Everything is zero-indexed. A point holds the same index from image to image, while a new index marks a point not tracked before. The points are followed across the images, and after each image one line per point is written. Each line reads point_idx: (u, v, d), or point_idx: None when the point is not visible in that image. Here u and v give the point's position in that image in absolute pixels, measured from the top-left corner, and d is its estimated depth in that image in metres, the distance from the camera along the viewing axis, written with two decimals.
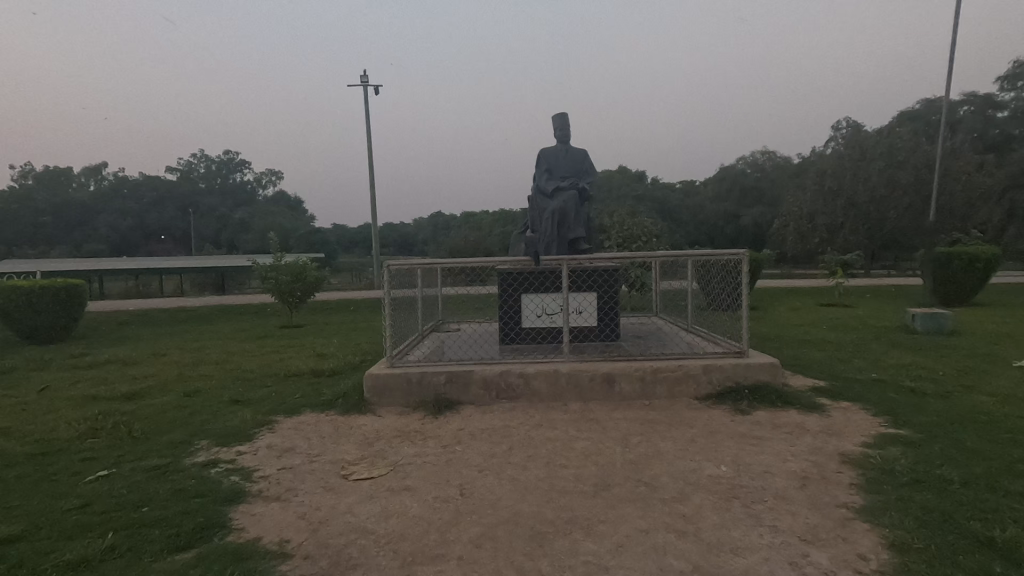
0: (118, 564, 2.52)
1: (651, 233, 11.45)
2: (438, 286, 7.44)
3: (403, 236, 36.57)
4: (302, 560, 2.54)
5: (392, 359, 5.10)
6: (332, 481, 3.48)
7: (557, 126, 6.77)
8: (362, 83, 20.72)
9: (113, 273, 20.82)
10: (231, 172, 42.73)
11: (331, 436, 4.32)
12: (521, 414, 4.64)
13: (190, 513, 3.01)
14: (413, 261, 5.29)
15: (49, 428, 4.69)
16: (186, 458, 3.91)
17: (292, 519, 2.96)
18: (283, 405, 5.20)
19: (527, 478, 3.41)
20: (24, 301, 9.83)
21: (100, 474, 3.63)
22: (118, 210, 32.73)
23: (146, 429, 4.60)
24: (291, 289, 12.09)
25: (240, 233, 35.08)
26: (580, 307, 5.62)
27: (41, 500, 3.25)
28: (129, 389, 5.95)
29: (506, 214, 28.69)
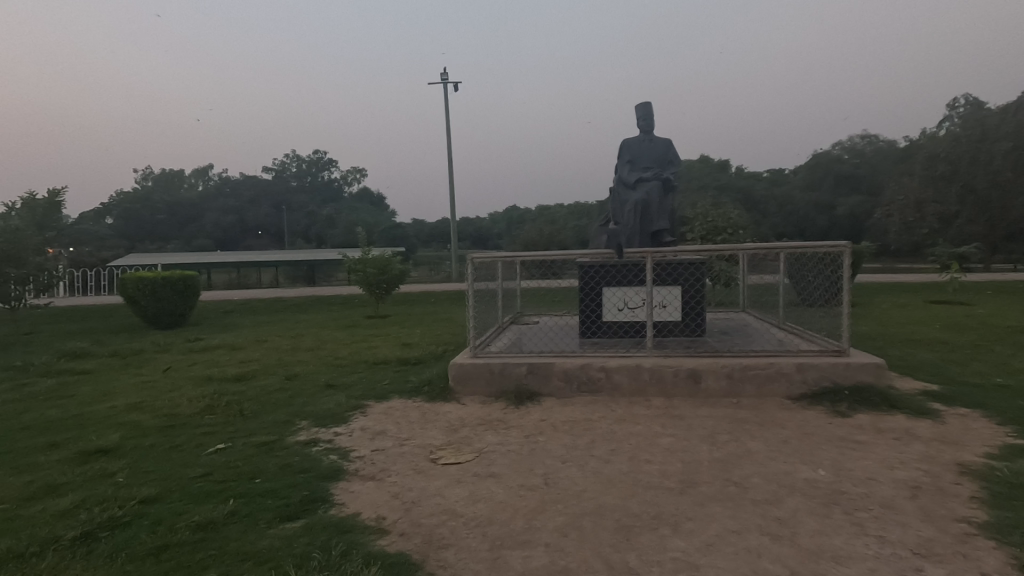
0: (238, 528, 2.79)
1: (737, 225, 10.94)
2: (518, 279, 7.53)
3: (478, 229, 37.08)
4: (397, 536, 2.69)
5: (475, 350, 5.24)
6: (421, 463, 3.65)
7: (640, 116, 6.63)
8: (442, 79, 21.30)
9: (219, 266, 22.85)
10: (319, 170, 45.14)
11: (418, 421, 4.51)
12: (602, 407, 4.62)
13: (297, 486, 3.28)
14: (495, 254, 5.38)
15: (174, 404, 5.25)
16: (290, 437, 4.23)
17: (387, 498, 3.14)
18: (373, 390, 5.49)
19: (610, 471, 3.40)
20: (150, 291, 10.98)
21: (218, 447, 4.03)
22: (222, 207, 35.56)
23: (254, 408, 5.03)
24: (377, 282, 12.69)
25: (328, 229, 37.14)
26: (664, 301, 5.47)
27: (172, 467, 3.66)
28: (238, 371, 6.53)
29: (581, 207, 28.47)
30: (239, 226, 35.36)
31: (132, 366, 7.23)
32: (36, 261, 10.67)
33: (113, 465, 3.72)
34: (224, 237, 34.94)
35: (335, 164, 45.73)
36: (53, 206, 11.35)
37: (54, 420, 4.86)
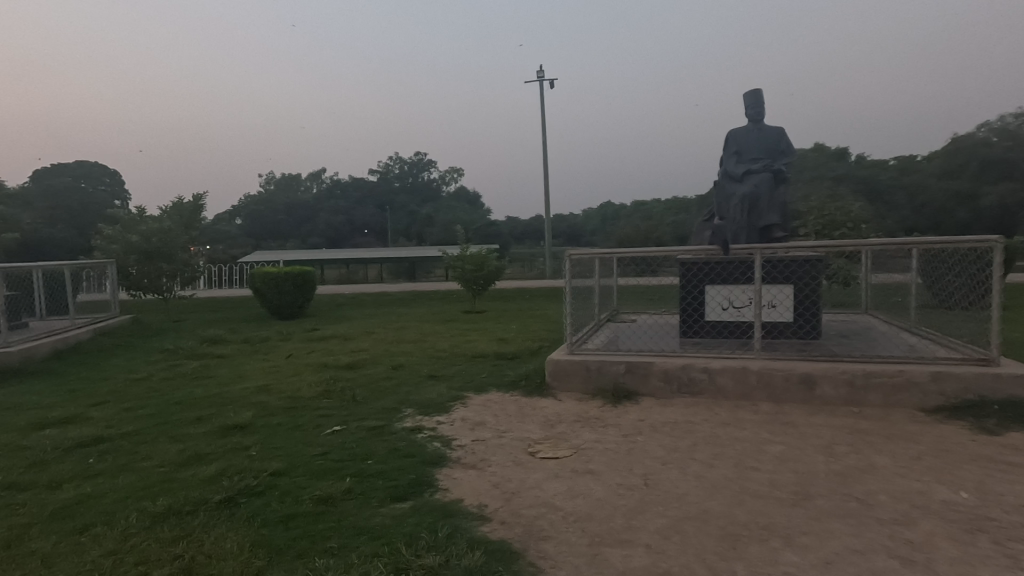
0: (354, 504, 3.03)
1: (858, 219, 9.97)
2: (615, 277, 7.43)
3: (572, 225, 36.82)
4: (498, 524, 2.77)
5: (572, 346, 5.25)
6: (520, 456, 3.73)
7: (749, 105, 6.26)
8: (539, 77, 21.45)
9: (330, 262, 24.68)
10: (420, 171, 47.07)
11: (515, 415, 4.61)
12: (704, 410, 4.44)
13: (405, 469, 3.49)
14: (593, 252, 5.36)
15: (296, 387, 5.78)
16: (397, 423, 4.51)
17: (488, 486, 3.24)
18: (472, 383, 5.68)
19: (714, 476, 3.27)
20: (274, 285, 12.09)
21: (334, 429, 4.38)
22: (333, 208, 38.27)
23: (365, 394, 5.40)
24: (474, 278, 13.06)
25: (427, 228, 38.73)
26: (773, 301, 5.15)
27: (296, 445, 4.04)
28: (349, 360, 7.04)
29: (679, 201, 27.38)
30: (348, 225, 37.87)
31: (260, 352, 8.05)
32: (183, 257, 12.17)
33: (247, 440, 4.17)
34: (335, 236, 37.63)
35: (434, 165, 47.48)
36: (196, 208, 12.85)
37: (200, 397, 5.55)
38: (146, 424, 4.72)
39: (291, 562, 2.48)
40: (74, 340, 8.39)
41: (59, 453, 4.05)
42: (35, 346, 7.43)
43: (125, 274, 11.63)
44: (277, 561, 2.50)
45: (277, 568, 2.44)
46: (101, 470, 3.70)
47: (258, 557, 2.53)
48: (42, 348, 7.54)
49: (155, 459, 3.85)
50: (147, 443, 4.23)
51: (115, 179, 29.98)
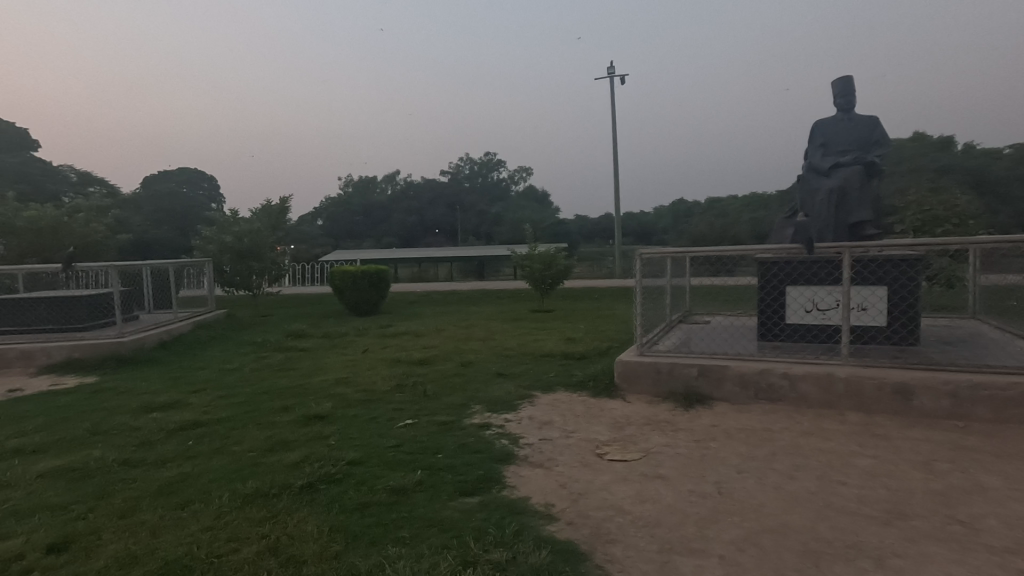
0: (426, 496, 3.12)
1: (965, 213, 9.07)
2: (688, 276, 7.19)
3: (642, 223, 36.01)
4: (565, 525, 2.76)
5: (642, 347, 5.13)
6: (587, 457, 3.69)
7: (838, 93, 5.85)
8: (609, 73, 21.15)
9: (403, 260, 25.56)
10: (489, 171, 47.60)
11: (583, 415, 4.57)
12: (784, 418, 4.21)
13: (474, 465, 3.55)
14: (665, 250, 5.21)
15: (371, 381, 6.03)
16: (466, 419, 4.59)
17: (555, 486, 3.24)
18: (540, 382, 5.69)
19: (795, 488, 3.09)
20: (352, 283, 12.67)
21: (407, 422, 4.53)
22: (406, 208, 39.51)
23: (435, 390, 5.55)
24: (543, 276, 13.07)
25: (496, 227, 39.21)
26: (864, 303, 4.81)
27: (371, 436, 4.22)
28: (421, 356, 7.26)
29: (758, 197, 26.06)
30: (420, 225, 39.10)
31: (339, 347, 8.47)
32: (271, 256, 13.01)
33: (326, 430, 4.40)
34: (408, 236, 38.94)
35: (503, 165, 47.87)
36: (282, 210, 13.70)
37: (284, 387, 5.92)
38: (238, 411, 5.09)
39: (367, 548, 2.59)
40: (176, 332, 9.20)
41: (164, 435, 4.45)
42: (145, 337, 8.21)
43: (220, 272, 12.59)
44: (353, 546, 2.62)
45: (354, 552, 2.56)
46: (198, 452, 4.04)
47: (336, 541, 2.66)
48: (151, 338, 8.31)
49: (246, 444, 4.15)
50: (238, 429, 4.56)
51: (212, 184, 32.61)
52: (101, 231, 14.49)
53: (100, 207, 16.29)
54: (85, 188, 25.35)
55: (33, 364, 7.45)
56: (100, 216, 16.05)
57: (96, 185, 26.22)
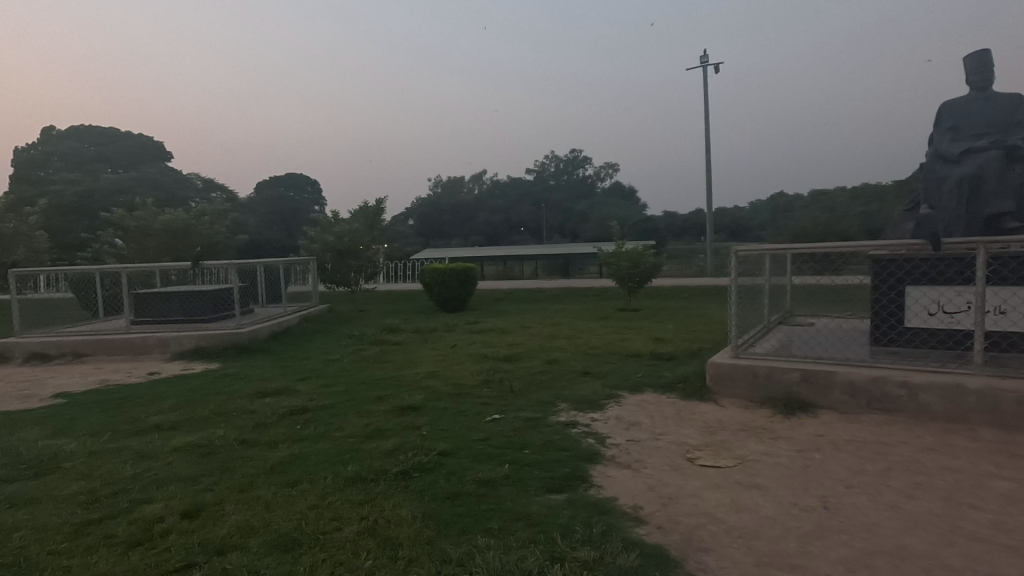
0: (513, 490, 3.17)
1: None
2: (789, 274, 6.74)
3: (737, 219, 34.19)
4: (654, 528, 2.69)
5: (738, 349, 4.88)
6: (678, 461, 3.57)
7: (970, 71, 5.25)
8: (702, 62, 20.26)
9: (490, 258, 26.07)
10: (575, 168, 47.15)
11: (673, 418, 4.43)
12: (901, 431, 3.83)
13: (561, 462, 3.56)
14: (763, 248, 4.90)
15: (460, 375, 6.22)
16: (552, 416, 4.61)
17: (643, 488, 3.17)
18: (627, 382, 5.58)
19: (914, 508, 2.81)
20: (441, 281, 13.11)
21: (494, 416, 4.63)
22: (492, 207, 40.18)
23: (522, 386, 5.62)
24: (630, 275, 12.79)
25: (582, 225, 38.91)
26: (1003, 306, 4.27)
27: (461, 428, 4.36)
28: (507, 353, 7.36)
29: (871, 188, 23.83)
30: (505, 224, 39.67)
31: (429, 341, 8.81)
32: (367, 255, 13.77)
33: (418, 420, 4.59)
34: (494, 234, 39.62)
35: (588, 162, 47.24)
36: (378, 211, 14.44)
37: (380, 378, 6.25)
38: (339, 399, 5.45)
39: (457, 536, 2.69)
40: (285, 325, 9.99)
41: (275, 419, 4.86)
42: (258, 329, 8.98)
43: (323, 269, 13.52)
44: (444, 533, 2.73)
45: (445, 540, 2.66)
46: (305, 436, 4.37)
47: (428, 527, 2.78)
48: (264, 330, 9.10)
49: (346, 430, 4.44)
50: (339, 416, 4.89)
51: (316, 188, 35.08)
52: (222, 232, 16.05)
53: (222, 210, 18.04)
54: (209, 194, 28.22)
55: (168, 350, 8.41)
56: (221, 219, 17.77)
57: (218, 191, 29.06)
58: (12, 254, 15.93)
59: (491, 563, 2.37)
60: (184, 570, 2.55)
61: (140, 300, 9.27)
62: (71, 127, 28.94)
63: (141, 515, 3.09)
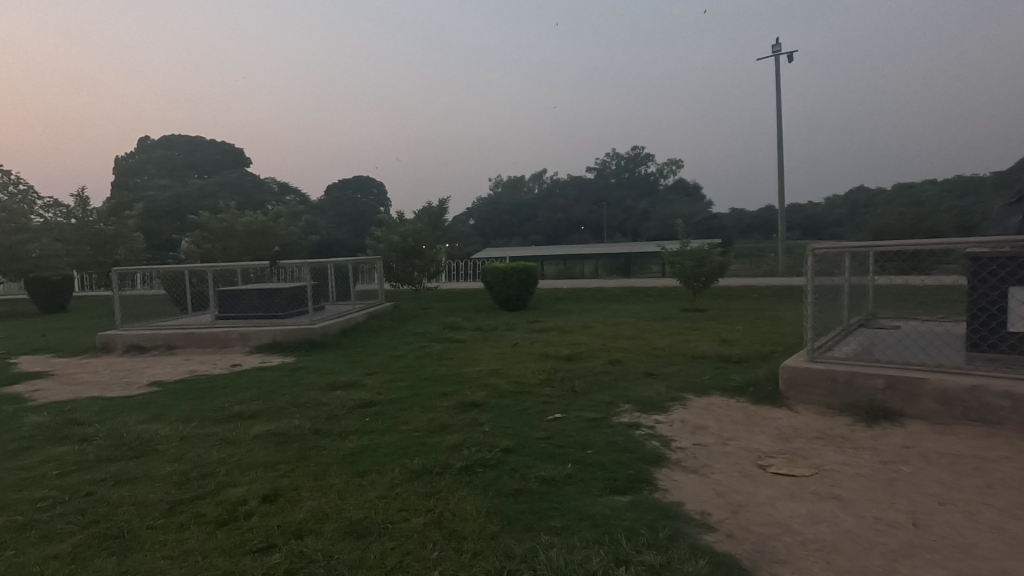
0: (576, 489, 3.16)
1: None
2: (872, 273, 6.31)
3: (811, 216, 32.40)
4: (723, 536, 2.60)
5: (814, 353, 4.63)
6: (748, 468, 3.43)
7: None
8: (775, 50, 19.32)
9: (550, 257, 26.02)
10: (636, 165, 46.21)
11: (742, 423, 4.26)
12: (1002, 445, 3.51)
13: (624, 463, 3.50)
14: (843, 245, 4.62)
15: (522, 373, 6.25)
16: (615, 417, 4.55)
17: (711, 494, 3.06)
18: (693, 384, 5.41)
19: (1019, 530, 2.57)
20: (502, 280, 13.22)
21: (556, 415, 4.62)
22: (552, 207, 40.09)
23: (583, 386, 5.57)
24: (696, 274, 12.38)
25: (644, 223, 38.11)
26: None
27: (522, 426, 4.38)
28: (568, 352, 7.33)
29: (965, 180, 21.91)
30: (565, 222, 39.47)
31: (491, 339, 8.91)
32: (431, 254, 14.11)
33: (481, 417, 4.65)
34: (554, 233, 39.48)
35: (650, 159, 46.18)
36: (441, 211, 14.76)
37: (444, 375, 6.39)
38: (405, 393, 5.63)
39: (521, 533, 2.71)
40: (353, 321, 10.40)
41: (346, 411, 5.08)
42: (329, 325, 9.41)
43: (389, 268, 13.96)
44: (508, 529, 2.75)
45: (509, 535, 2.69)
46: (373, 428, 4.54)
47: (492, 522, 2.82)
48: (334, 326, 9.52)
49: (412, 424, 4.57)
50: (406, 410, 5.04)
51: (382, 189, 36.28)
52: (296, 233, 16.92)
53: (295, 212, 19.00)
54: (284, 196, 29.82)
55: (248, 344, 8.96)
56: (295, 220, 18.72)
57: (292, 194, 30.64)
58: (114, 254, 17.51)
59: (556, 561, 2.37)
60: (266, 550, 2.72)
61: (223, 296, 9.93)
62: (164, 138, 31.37)
63: (227, 497, 3.32)
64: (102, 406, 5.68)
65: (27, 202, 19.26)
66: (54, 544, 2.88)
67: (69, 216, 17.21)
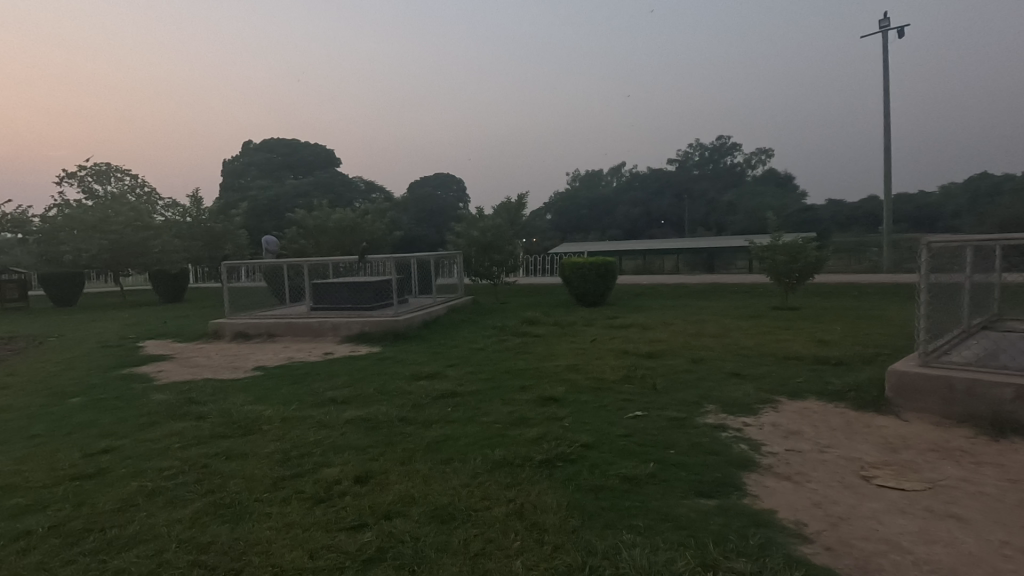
0: (659, 489, 3.09)
1: None
2: (999, 270, 5.64)
3: (921, 206, 29.50)
4: (822, 549, 2.44)
5: (926, 357, 4.23)
6: (850, 479, 3.19)
7: None
8: (882, 26, 17.71)
9: (629, 252, 25.50)
10: (722, 156, 44.06)
11: (842, 430, 3.97)
12: None
13: (710, 466, 3.37)
14: (965, 238, 4.15)
15: (601, 370, 6.18)
16: (699, 417, 4.39)
17: (808, 504, 2.88)
18: (785, 386, 5.11)
19: None
20: (580, 275, 13.13)
21: (636, 413, 4.53)
22: (631, 200, 39.20)
23: (665, 384, 5.42)
24: (789, 270, 11.65)
25: (729, 217, 36.39)
26: None
27: (602, 422, 4.33)
28: (649, 349, 7.15)
29: None
30: (645, 216, 38.51)
31: (569, 335, 8.88)
32: (509, 249, 14.27)
33: (560, 412, 4.66)
34: (633, 227, 38.61)
35: (737, 149, 43.86)
36: (519, 206, 14.89)
37: (523, 369, 6.46)
38: (485, 386, 5.75)
39: (602, 529, 2.69)
40: (435, 315, 10.75)
41: (429, 400, 5.27)
42: (412, 318, 9.78)
43: (469, 262, 14.26)
44: (589, 525, 2.74)
45: (590, 531, 2.68)
46: (455, 418, 4.67)
47: (573, 517, 2.82)
48: (417, 318, 9.88)
49: (492, 416, 4.66)
50: (486, 402, 5.15)
51: (461, 186, 37.11)
52: (382, 229, 17.72)
53: (381, 209, 19.87)
54: (371, 194, 31.30)
55: (339, 334, 9.51)
56: (380, 217, 19.59)
57: (377, 193, 32.05)
58: (223, 249, 19.17)
59: (639, 561, 2.34)
60: (358, 528, 2.88)
61: (317, 289, 10.60)
62: (264, 141, 33.79)
63: (323, 476, 3.55)
64: (214, 387, 6.26)
65: (152, 203, 21.51)
66: (177, 510, 3.22)
67: (185, 215, 19.04)
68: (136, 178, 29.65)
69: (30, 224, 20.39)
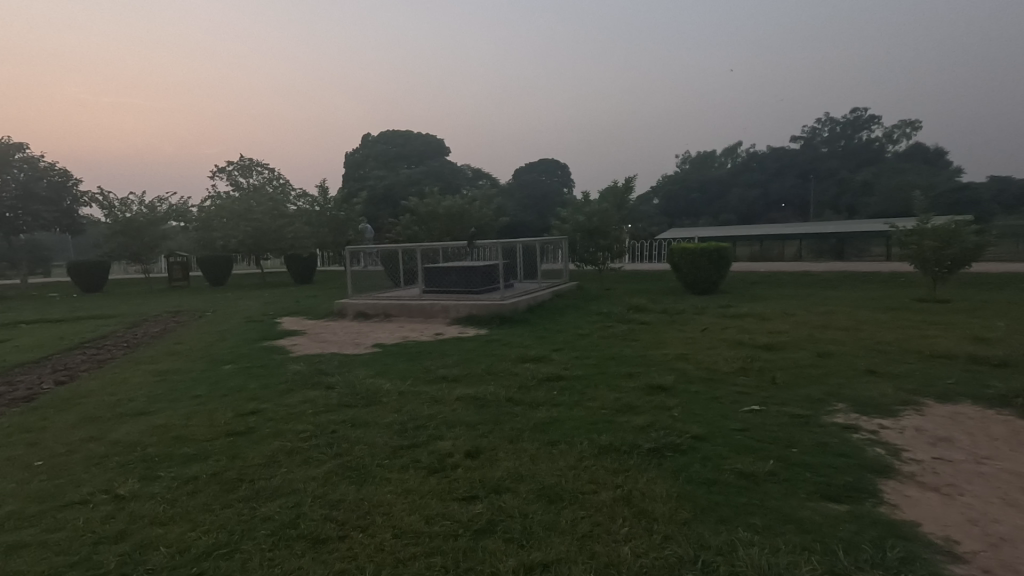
0: (779, 489, 2.90)
1: None
2: None
3: None
4: (978, 572, 2.16)
5: None
6: (1015, 496, 2.78)
7: None
8: None
9: (744, 238, 23.88)
10: (856, 130, 39.56)
11: (1006, 441, 3.45)
12: None
13: (839, 469, 3.10)
14: None
15: (713, 360, 5.90)
16: (826, 416, 4.04)
17: (960, 519, 2.56)
18: (932, 388, 4.54)
19: None
20: (691, 261, 12.56)
21: (753, 407, 4.27)
22: (747, 182, 36.63)
23: (786, 378, 5.06)
24: (937, 257, 10.28)
25: (864, 198, 32.72)
26: None
27: (714, 415, 4.14)
28: (768, 340, 6.68)
29: None
30: (763, 200, 35.81)
31: (679, 323, 8.56)
32: (615, 234, 13.98)
33: (669, 401, 4.51)
34: (749, 211, 36.09)
35: (875, 122, 39.15)
36: (627, 190, 14.51)
37: (629, 356, 6.34)
38: (591, 371, 5.73)
39: (716, 524, 2.58)
40: (540, 299, 10.85)
41: (536, 383, 5.36)
42: (518, 302, 9.95)
43: (574, 248, 14.17)
44: (701, 518, 2.65)
45: (702, 525, 2.58)
46: (561, 402, 4.70)
47: (684, 508, 2.74)
48: (523, 303, 10.04)
49: (599, 401, 4.64)
50: (592, 387, 5.12)
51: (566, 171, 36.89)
52: (489, 215, 18.14)
53: (488, 196, 20.33)
54: (478, 181, 32.15)
55: (449, 316, 9.95)
56: (487, 203, 20.05)
57: (484, 180, 32.80)
58: (346, 235, 20.75)
59: (757, 560, 2.23)
60: (470, 499, 3.02)
61: (429, 272, 11.14)
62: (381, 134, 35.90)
63: (437, 448, 3.76)
64: (340, 361, 6.85)
65: (286, 193, 23.79)
66: (312, 468, 3.59)
67: (314, 204, 20.78)
68: (273, 172, 32.93)
69: (190, 214, 23.44)
